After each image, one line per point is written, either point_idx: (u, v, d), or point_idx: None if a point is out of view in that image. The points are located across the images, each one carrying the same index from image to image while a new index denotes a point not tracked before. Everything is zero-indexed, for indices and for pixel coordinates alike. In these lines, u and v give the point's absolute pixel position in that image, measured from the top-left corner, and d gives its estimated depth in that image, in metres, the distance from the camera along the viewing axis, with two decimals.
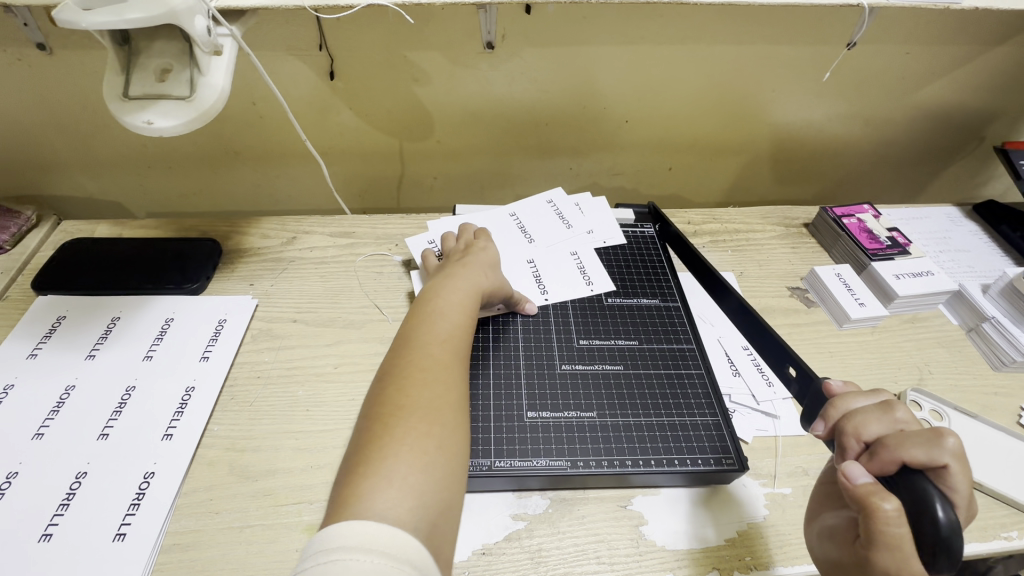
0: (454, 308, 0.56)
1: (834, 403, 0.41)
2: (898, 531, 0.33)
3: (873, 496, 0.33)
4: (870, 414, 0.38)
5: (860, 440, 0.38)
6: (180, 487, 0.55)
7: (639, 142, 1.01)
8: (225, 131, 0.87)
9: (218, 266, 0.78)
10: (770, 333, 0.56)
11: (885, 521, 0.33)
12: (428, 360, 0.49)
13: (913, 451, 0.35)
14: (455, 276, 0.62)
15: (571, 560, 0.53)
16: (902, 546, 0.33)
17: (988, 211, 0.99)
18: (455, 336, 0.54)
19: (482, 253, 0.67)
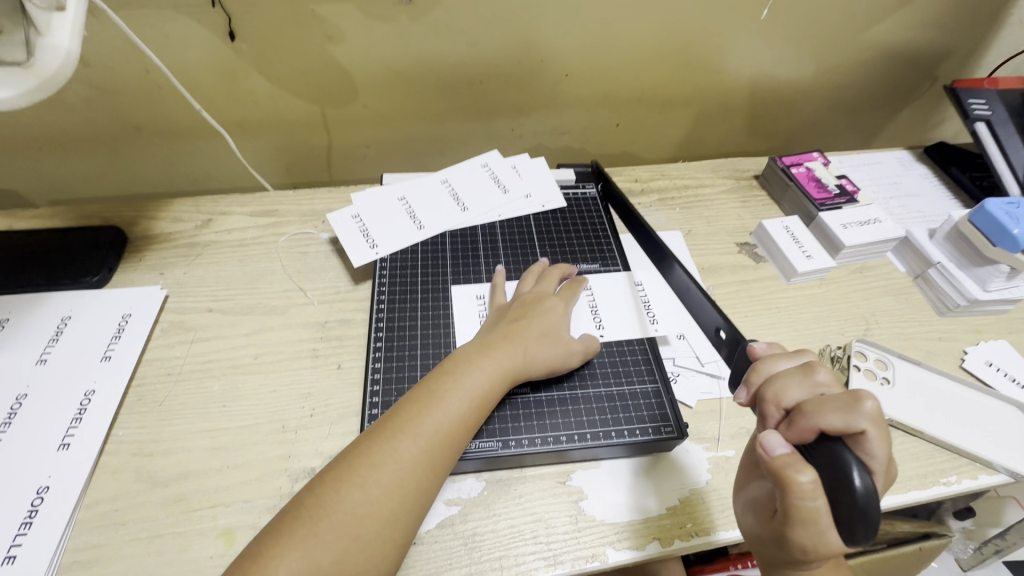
0: (456, 399, 0.49)
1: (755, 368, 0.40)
2: (813, 503, 0.31)
3: (788, 468, 0.31)
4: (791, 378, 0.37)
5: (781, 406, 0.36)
6: (80, 501, 0.51)
7: (583, 98, 0.95)
8: (123, 105, 0.78)
9: (123, 255, 0.72)
10: (707, 300, 0.53)
11: (803, 494, 0.31)
12: (386, 463, 0.44)
13: (830, 418, 0.33)
14: (483, 351, 0.54)
15: (506, 543, 0.51)
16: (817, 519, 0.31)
17: (938, 154, 0.97)
18: (439, 435, 0.47)
19: (533, 318, 0.58)
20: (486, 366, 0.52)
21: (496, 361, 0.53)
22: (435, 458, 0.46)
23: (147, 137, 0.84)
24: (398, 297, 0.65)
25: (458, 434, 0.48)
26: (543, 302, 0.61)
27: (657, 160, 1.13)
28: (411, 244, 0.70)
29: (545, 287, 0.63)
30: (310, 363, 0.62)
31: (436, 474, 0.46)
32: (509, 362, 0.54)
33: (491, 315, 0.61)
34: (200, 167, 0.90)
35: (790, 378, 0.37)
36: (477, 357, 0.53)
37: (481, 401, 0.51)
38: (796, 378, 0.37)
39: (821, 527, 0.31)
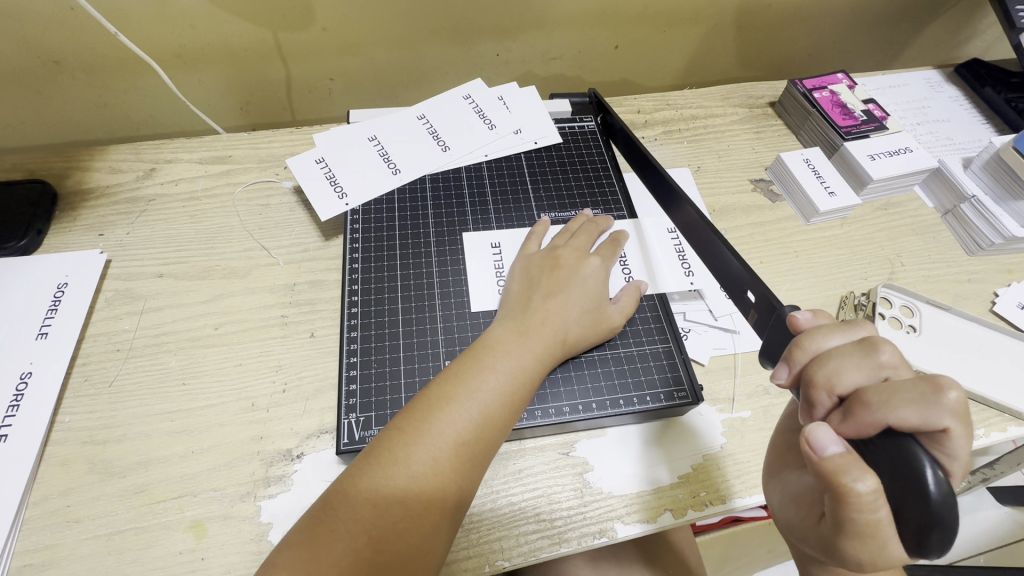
0: (497, 391, 0.43)
1: (801, 343, 0.36)
2: (877, 513, 0.30)
3: (844, 476, 0.30)
4: (848, 362, 0.33)
5: (835, 394, 0.34)
6: (24, 499, 0.45)
7: (578, 15, 0.82)
8: (32, 34, 0.65)
9: (54, 214, 0.62)
10: (726, 247, 0.46)
11: (863, 504, 0.30)
12: (427, 470, 0.38)
13: (902, 413, 0.31)
14: (523, 332, 0.47)
15: (506, 522, 0.46)
16: (879, 528, 0.30)
17: (971, 72, 0.87)
18: (480, 435, 0.41)
19: (573, 288, 0.51)
20: (525, 354, 0.46)
21: (538, 346, 0.47)
22: (476, 460, 0.40)
23: (71, 73, 0.71)
24: (373, 254, 0.57)
25: (499, 431, 0.42)
26: (582, 266, 0.53)
27: (659, 87, 1.02)
28: (386, 192, 0.61)
29: (581, 245, 0.55)
30: (280, 332, 0.55)
31: (476, 477, 0.41)
32: (548, 347, 0.47)
33: (520, 278, 0.53)
34: (140, 107, 0.78)
35: (846, 360, 0.33)
36: (516, 340, 0.46)
37: (523, 392, 0.45)
38: (854, 360, 0.33)
39: (885, 536, 0.30)
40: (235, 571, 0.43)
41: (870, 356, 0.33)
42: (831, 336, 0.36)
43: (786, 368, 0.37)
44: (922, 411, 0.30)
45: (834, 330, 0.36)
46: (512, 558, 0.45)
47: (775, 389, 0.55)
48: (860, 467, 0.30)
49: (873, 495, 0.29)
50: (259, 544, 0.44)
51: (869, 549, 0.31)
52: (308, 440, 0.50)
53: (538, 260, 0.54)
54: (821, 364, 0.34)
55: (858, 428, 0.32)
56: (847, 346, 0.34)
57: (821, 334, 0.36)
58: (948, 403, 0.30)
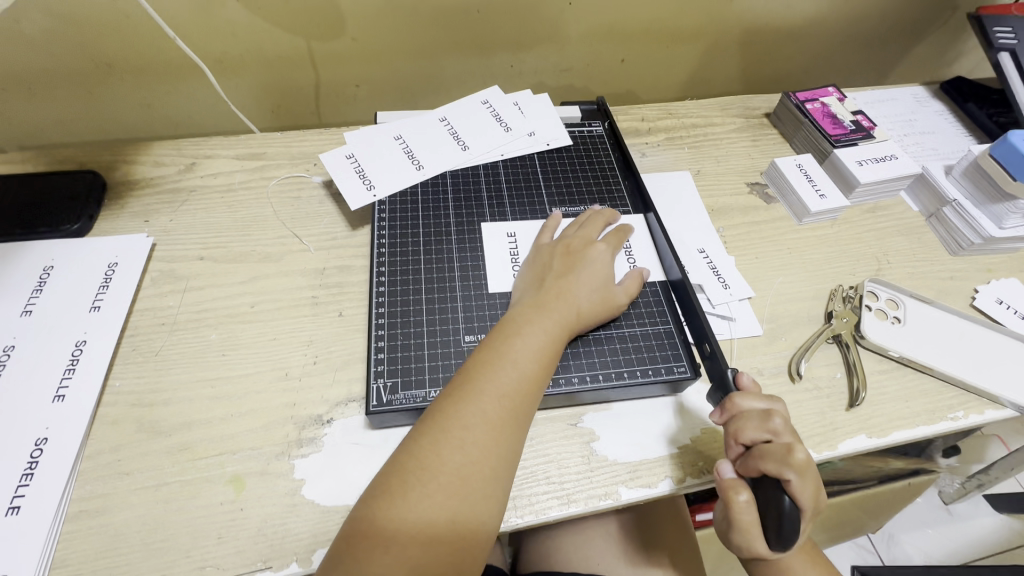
0: (529, 354, 0.49)
1: (729, 398, 0.48)
2: (745, 519, 0.45)
3: (730, 492, 0.45)
4: (750, 421, 0.46)
5: (739, 441, 0.47)
6: (80, 452, 0.49)
7: (587, 31, 0.89)
8: (89, 38, 0.72)
9: (103, 202, 0.68)
10: (670, 253, 0.62)
11: (739, 513, 0.45)
12: (478, 423, 0.44)
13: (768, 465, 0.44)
14: (542, 307, 0.53)
15: (518, 484, 0.50)
16: (750, 530, 0.45)
17: (954, 89, 0.93)
18: (519, 392, 0.47)
19: (584, 270, 0.56)
20: (547, 323, 0.51)
21: (559, 317, 0.52)
22: (519, 413, 0.46)
23: (120, 76, 0.77)
24: (398, 240, 0.62)
25: (536, 388, 0.48)
26: (590, 251, 0.58)
27: (662, 100, 1.09)
28: (410, 185, 0.67)
29: (590, 233, 0.61)
30: (310, 311, 0.60)
31: (522, 429, 0.46)
32: (565, 318, 0.52)
33: (534, 263, 0.58)
34: (180, 109, 0.85)
35: (750, 417, 0.46)
36: (537, 312, 0.52)
37: (551, 355, 0.50)
38: (754, 420, 0.46)
39: (754, 537, 0.45)
40: (270, 521, 0.47)
41: (766, 421, 0.46)
42: (754, 401, 0.48)
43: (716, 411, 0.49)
44: (779, 466, 0.43)
45: (754, 396, 0.48)
46: (525, 515, 0.49)
47: (768, 370, 0.59)
48: (741, 486, 0.45)
49: (745, 506, 0.44)
50: (293, 497, 0.49)
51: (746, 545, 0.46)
52: (337, 407, 0.54)
53: (551, 247, 0.59)
54: (735, 417, 0.47)
55: (747, 467, 0.46)
56: (755, 410, 0.47)
57: (743, 395, 0.48)
58: (796, 461, 0.43)
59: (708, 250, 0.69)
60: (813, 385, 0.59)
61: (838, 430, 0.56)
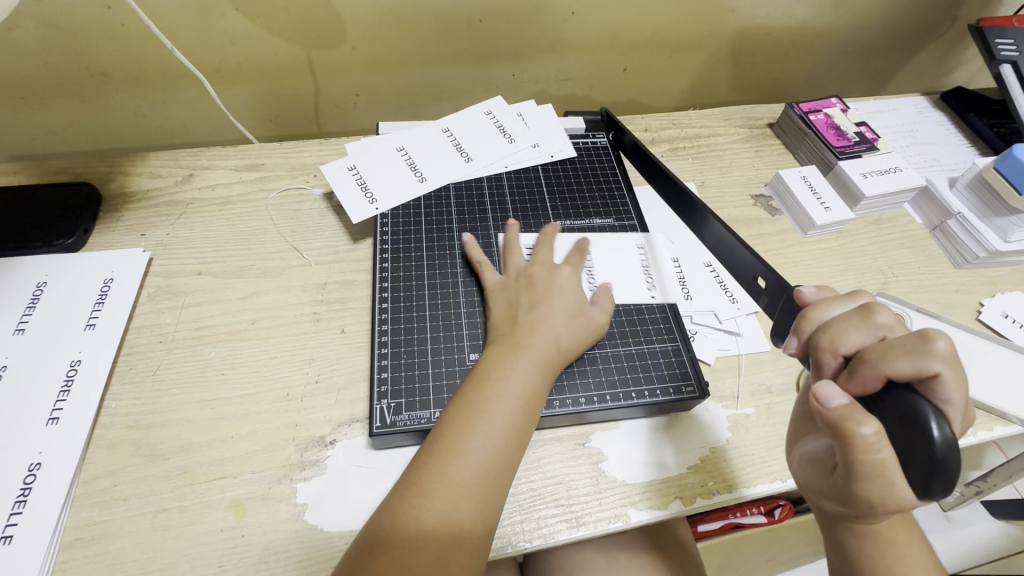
0: (499, 402, 0.46)
1: (808, 316, 0.43)
2: (880, 454, 0.34)
3: (850, 421, 0.34)
4: (848, 325, 0.39)
5: (838, 354, 0.39)
6: (75, 476, 0.48)
7: (589, 39, 0.88)
8: (84, 47, 0.70)
9: (97, 215, 0.66)
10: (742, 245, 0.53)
11: (867, 446, 0.34)
12: (443, 490, 0.42)
13: (898, 364, 0.36)
14: (512, 348, 0.51)
15: (527, 506, 0.49)
16: (887, 472, 0.34)
17: (955, 99, 0.93)
18: (490, 451, 0.44)
19: (552, 302, 0.54)
20: (519, 366, 0.49)
21: (531, 359, 0.50)
22: (490, 464, 0.44)
23: (114, 85, 0.76)
24: (401, 255, 0.61)
25: (511, 437, 0.46)
26: (557, 281, 0.56)
27: (663, 108, 1.08)
28: (413, 198, 0.66)
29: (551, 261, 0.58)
30: (312, 328, 0.59)
31: (497, 489, 0.44)
32: (539, 356, 0.50)
33: (502, 301, 0.56)
34: (175, 118, 0.83)
35: (847, 323, 0.39)
36: (508, 354, 0.50)
37: (526, 402, 0.48)
38: (854, 322, 0.39)
39: (892, 478, 0.34)
40: (272, 548, 0.46)
41: (868, 319, 0.39)
42: (834, 307, 0.42)
43: (795, 340, 0.43)
44: (915, 360, 0.35)
45: (837, 302, 0.42)
46: (533, 540, 0.48)
47: (777, 387, 0.59)
48: (865, 414, 0.34)
49: (876, 437, 0.34)
50: (295, 523, 0.47)
51: (880, 491, 0.35)
52: (340, 428, 0.53)
53: (513, 283, 0.57)
54: (825, 332, 0.40)
55: (863, 383, 0.37)
56: (848, 312, 0.40)
57: (823, 309, 0.42)
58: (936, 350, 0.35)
59: (713, 263, 0.68)
60: None
61: None
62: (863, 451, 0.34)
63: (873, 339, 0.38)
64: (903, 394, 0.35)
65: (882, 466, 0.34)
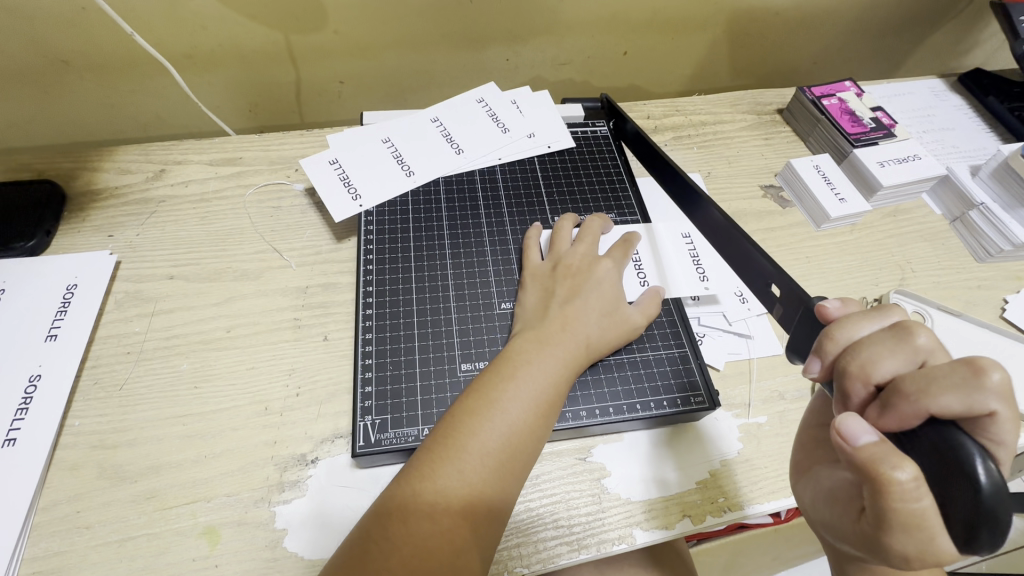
0: (522, 400, 0.43)
1: (830, 334, 0.36)
2: (919, 501, 0.29)
3: (880, 464, 0.29)
4: (881, 349, 0.33)
5: (870, 383, 0.34)
6: (34, 502, 0.44)
7: (587, 21, 0.83)
8: (43, 32, 0.65)
9: (61, 214, 0.61)
10: (757, 251, 0.46)
11: (904, 494, 0.29)
12: (456, 484, 0.39)
13: (945, 401, 0.30)
14: (542, 340, 0.47)
15: (524, 528, 0.46)
16: (925, 522, 0.29)
17: (974, 82, 0.88)
18: (508, 447, 0.41)
19: (588, 293, 0.51)
20: (547, 360, 0.46)
21: (562, 353, 0.47)
22: (506, 471, 0.40)
23: (79, 73, 0.71)
24: (387, 257, 0.57)
25: (533, 440, 0.42)
26: (594, 270, 0.53)
27: (665, 94, 1.03)
28: (399, 194, 0.61)
29: (589, 251, 0.55)
30: (292, 335, 0.55)
31: (509, 491, 0.41)
32: (571, 352, 0.47)
33: (534, 291, 0.53)
34: (148, 108, 0.78)
35: (877, 347, 0.34)
36: (537, 347, 0.46)
37: (550, 398, 0.44)
38: (889, 346, 0.34)
39: (929, 530, 0.29)
40: None
41: (904, 341, 0.33)
42: (863, 325, 0.36)
43: (816, 361, 0.37)
44: (960, 395, 0.30)
45: (866, 319, 0.36)
46: (531, 565, 0.44)
47: (791, 394, 0.55)
48: (899, 454, 0.30)
49: (914, 483, 0.29)
50: (274, 551, 0.44)
51: (914, 545, 0.30)
52: (323, 445, 0.49)
53: (547, 271, 0.54)
54: (853, 355, 0.34)
55: (899, 420, 0.32)
56: (879, 333, 0.35)
57: (848, 325, 0.36)
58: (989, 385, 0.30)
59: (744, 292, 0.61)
60: None
61: None
62: (896, 497, 0.29)
63: (912, 368, 0.33)
64: (952, 433, 0.30)
65: (919, 517, 0.29)
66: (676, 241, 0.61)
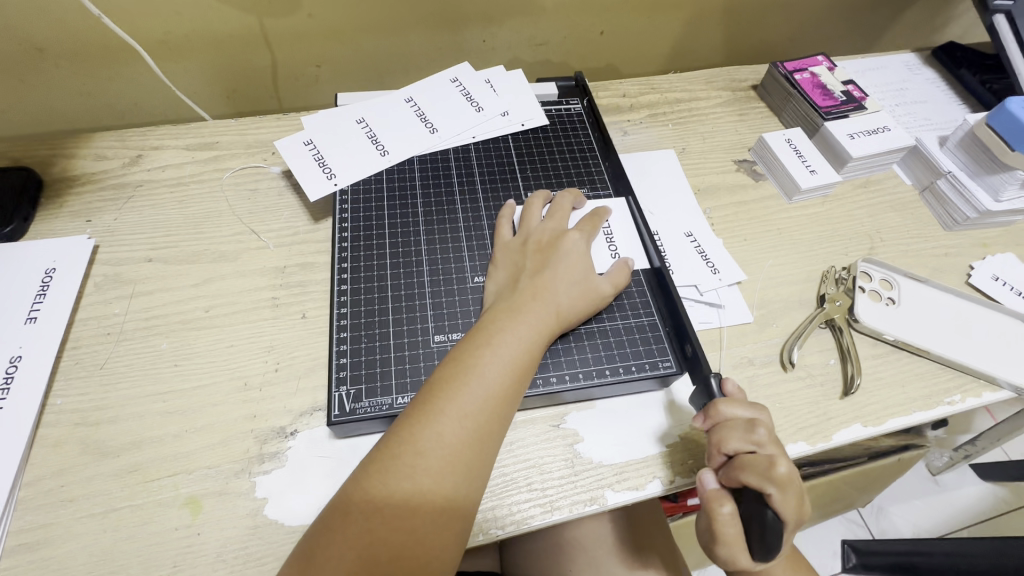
0: (498, 366, 0.44)
1: (712, 406, 0.45)
2: (729, 530, 0.41)
3: (713, 502, 0.42)
4: (734, 431, 0.43)
5: (720, 453, 0.44)
6: (18, 477, 0.45)
7: (563, 1, 0.83)
8: (14, 19, 0.65)
9: (39, 200, 0.62)
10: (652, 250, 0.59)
11: (725, 523, 0.41)
12: (436, 448, 0.40)
13: (747, 476, 0.41)
14: (515, 309, 0.48)
15: (498, 492, 0.47)
16: (734, 548, 0.42)
17: (946, 55, 0.89)
18: (485, 411, 0.42)
19: (559, 264, 0.52)
20: (521, 329, 0.47)
21: (536, 321, 0.48)
22: (484, 435, 0.42)
23: (53, 61, 0.71)
24: (362, 234, 0.58)
25: (509, 404, 0.44)
26: (564, 243, 0.54)
27: (644, 73, 1.03)
28: (374, 173, 0.62)
29: (559, 225, 0.56)
30: (271, 313, 0.56)
31: (488, 453, 0.42)
32: (544, 320, 0.48)
33: (505, 265, 0.54)
34: (125, 96, 0.78)
35: (734, 431, 0.43)
36: (511, 316, 0.47)
37: (525, 364, 0.45)
38: (738, 431, 0.43)
39: (734, 553, 0.42)
40: (230, 546, 0.44)
41: (750, 431, 0.43)
42: (736, 408, 0.44)
43: (698, 419, 0.46)
44: (762, 479, 0.40)
45: (737, 402, 0.45)
46: (505, 526, 0.46)
47: (760, 359, 0.56)
48: (725, 498, 0.42)
49: (729, 517, 0.41)
50: (255, 519, 0.45)
51: (726, 560, 0.43)
52: (302, 417, 0.50)
53: (517, 246, 0.55)
54: (719, 429, 0.44)
55: (727, 481, 0.43)
56: (741, 419, 0.44)
57: (726, 403, 0.45)
58: (779, 474, 0.40)
59: (714, 263, 0.62)
60: (806, 373, 0.56)
61: (832, 419, 0.53)
62: (716, 526, 0.42)
63: (747, 450, 0.42)
64: (753, 501, 0.41)
65: (732, 542, 0.42)
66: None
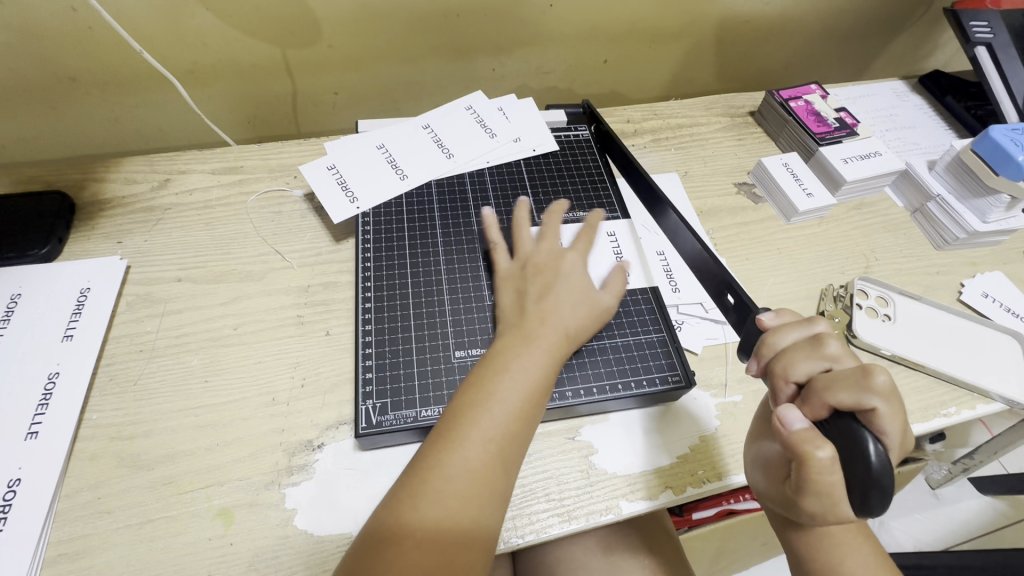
0: (515, 392, 0.46)
1: (767, 343, 0.45)
2: (831, 476, 0.37)
3: (806, 445, 0.37)
4: (799, 355, 0.42)
5: (791, 382, 0.42)
6: (57, 490, 0.47)
7: (569, 32, 0.88)
8: (52, 51, 0.68)
9: (71, 222, 0.64)
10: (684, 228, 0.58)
11: (822, 469, 0.37)
12: (462, 472, 0.42)
13: (841, 395, 0.39)
14: (526, 336, 0.50)
15: (519, 502, 0.49)
16: (833, 491, 0.37)
17: (932, 82, 0.94)
18: (507, 434, 0.44)
19: (561, 286, 0.54)
20: (534, 354, 0.49)
21: (546, 345, 0.50)
22: (506, 456, 0.44)
23: (85, 90, 0.74)
24: (383, 254, 0.61)
25: (528, 426, 0.46)
26: (562, 265, 0.56)
27: (646, 99, 1.08)
28: (394, 196, 0.65)
29: (556, 247, 0.58)
30: (296, 331, 0.58)
31: (510, 474, 0.44)
32: (553, 343, 0.50)
33: (508, 291, 0.56)
34: (151, 122, 0.82)
35: (799, 352, 0.42)
36: (524, 342, 0.50)
37: (541, 387, 0.48)
38: (804, 352, 0.42)
39: (836, 497, 0.37)
40: (263, 555, 0.45)
41: (818, 349, 0.42)
42: (790, 334, 0.44)
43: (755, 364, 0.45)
44: (857, 393, 0.38)
45: (792, 327, 0.45)
46: (525, 535, 0.48)
47: None
48: (820, 440, 0.37)
49: (830, 461, 0.37)
50: (286, 529, 0.47)
51: (822, 506, 0.38)
52: (328, 431, 0.52)
53: (518, 271, 0.57)
54: (782, 359, 0.43)
55: (812, 407, 0.40)
56: (801, 342, 0.43)
57: (778, 333, 0.45)
58: (875, 384, 0.38)
59: None
60: None
61: None
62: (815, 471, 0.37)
63: (821, 369, 0.41)
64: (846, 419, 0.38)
65: (832, 486, 0.37)
66: (653, 259, 0.66)
